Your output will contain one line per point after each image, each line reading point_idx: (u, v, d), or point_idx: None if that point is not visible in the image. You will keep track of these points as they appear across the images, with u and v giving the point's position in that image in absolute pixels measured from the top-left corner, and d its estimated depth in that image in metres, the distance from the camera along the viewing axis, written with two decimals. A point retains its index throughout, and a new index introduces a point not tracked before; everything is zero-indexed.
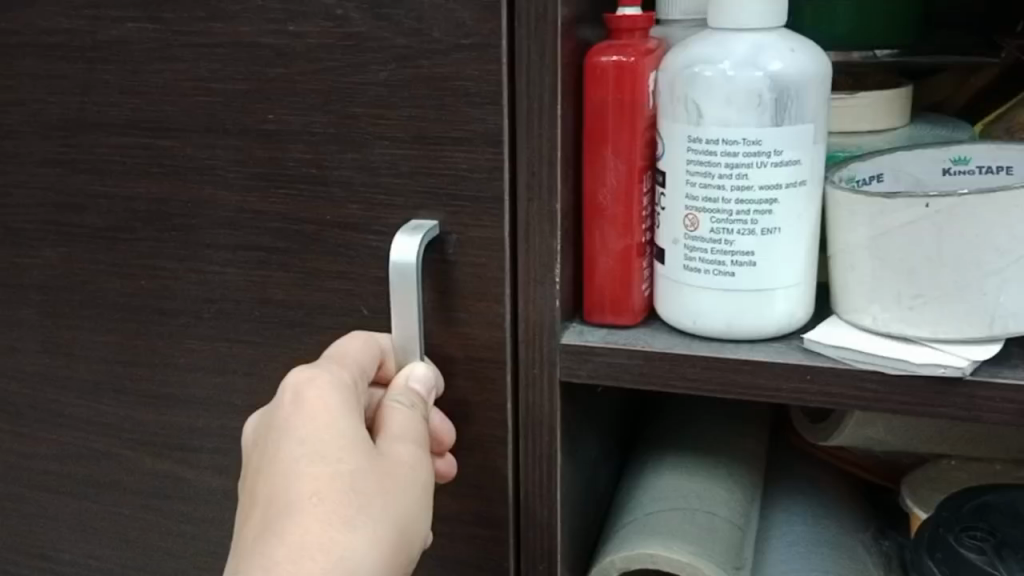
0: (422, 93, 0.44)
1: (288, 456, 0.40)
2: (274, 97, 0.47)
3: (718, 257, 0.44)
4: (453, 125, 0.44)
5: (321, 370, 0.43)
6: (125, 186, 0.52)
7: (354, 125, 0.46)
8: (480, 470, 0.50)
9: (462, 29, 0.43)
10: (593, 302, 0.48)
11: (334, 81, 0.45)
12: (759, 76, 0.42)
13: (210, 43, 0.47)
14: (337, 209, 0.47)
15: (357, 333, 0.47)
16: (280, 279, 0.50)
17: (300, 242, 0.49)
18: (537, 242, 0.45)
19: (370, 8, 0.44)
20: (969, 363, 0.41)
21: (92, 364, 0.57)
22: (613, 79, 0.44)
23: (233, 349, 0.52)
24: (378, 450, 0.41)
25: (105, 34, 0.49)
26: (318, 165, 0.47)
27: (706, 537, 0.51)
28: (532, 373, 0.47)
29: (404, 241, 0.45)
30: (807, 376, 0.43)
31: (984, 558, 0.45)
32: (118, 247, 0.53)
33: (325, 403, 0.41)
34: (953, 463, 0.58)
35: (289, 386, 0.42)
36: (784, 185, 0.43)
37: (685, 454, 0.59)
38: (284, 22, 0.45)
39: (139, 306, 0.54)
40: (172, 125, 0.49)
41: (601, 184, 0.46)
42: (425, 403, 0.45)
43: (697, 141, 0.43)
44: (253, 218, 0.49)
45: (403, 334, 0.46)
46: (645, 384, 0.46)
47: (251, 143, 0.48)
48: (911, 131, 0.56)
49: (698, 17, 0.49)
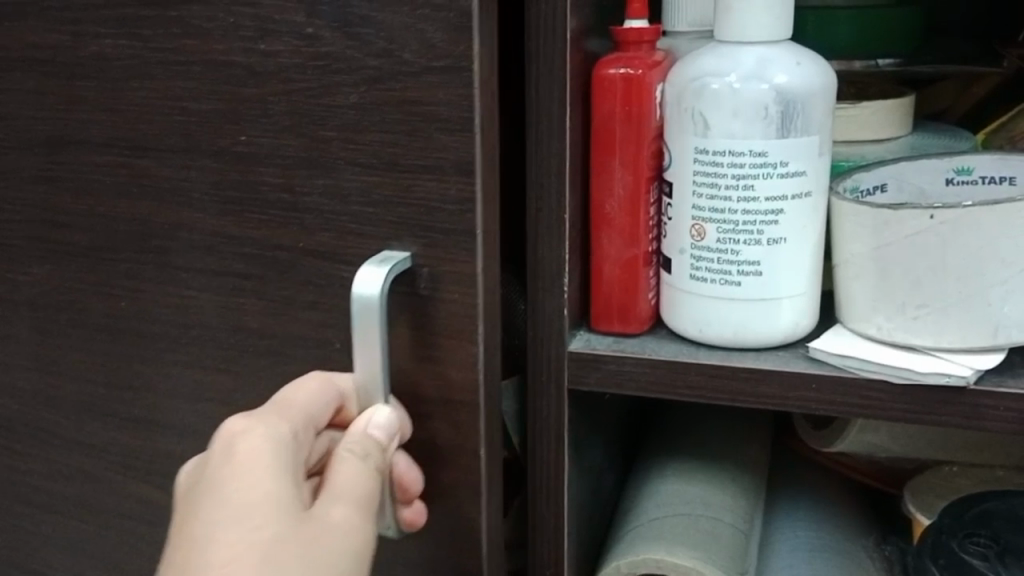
0: (392, 117, 0.42)
1: (207, 517, 0.38)
2: (246, 119, 0.45)
3: (725, 267, 0.45)
4: (424, 152, 0.42)
5: (258, 422, 0.41)
6: (106, 205, 0.50)
7: (325, 149, 0.44)
8: (453, 515, 0.47)
9: (432, 50, 0.40)
10: (600, 311, 0.48)
11: (306, 103, 0.43)
12: (765, 88, 0.43)
13: (184, 61, 0.45)
14: (309, 237, 0.45)
15: (317, 375, 0.45)
16: (253, 307, 0.48)
17: (274, 269, 0.47)
18: (545, 251, 0.46)
19: (340, 26, 0.42)
20: (973, 372, 0.42)
21: (78, 384, 0.55)
22: (621, 91, 0.45)
23: (210, 376, 0.50)
24: (313, 510, 0.39)
25: (86, 51, 0.48)
26: (290, 189, 0.45)
27: (711, 543, 0.52)
28: (540, 381, 0.48)
29: (370, 272, 0.42)
30: (812, 385, 0.44)
31: (988, 564, 0.45)
32: (99, 267, 0.52)
33: (254, 458, 0.39)
34: (955, 470, 0.58)
35: (222, 435, 0.41)
36: (789, 196, 0.44)
37: (693, 460, 0.59)
38: (256, 40, 0.43)
39: (120, 328, 0.52)
40: (149, 144, 0.48)
41: (608, 195, 0.47)
42: (383, 450, 0.42)
43: (704, 152, 0.44)
44: (227, 242, 0.47)
45: (364, 375, 0.43)
46: (651, 392, 0.46)
47: (225, 164, 0.46)
48: (914, 140, 0.56)
49: (703, 29, 0.50)
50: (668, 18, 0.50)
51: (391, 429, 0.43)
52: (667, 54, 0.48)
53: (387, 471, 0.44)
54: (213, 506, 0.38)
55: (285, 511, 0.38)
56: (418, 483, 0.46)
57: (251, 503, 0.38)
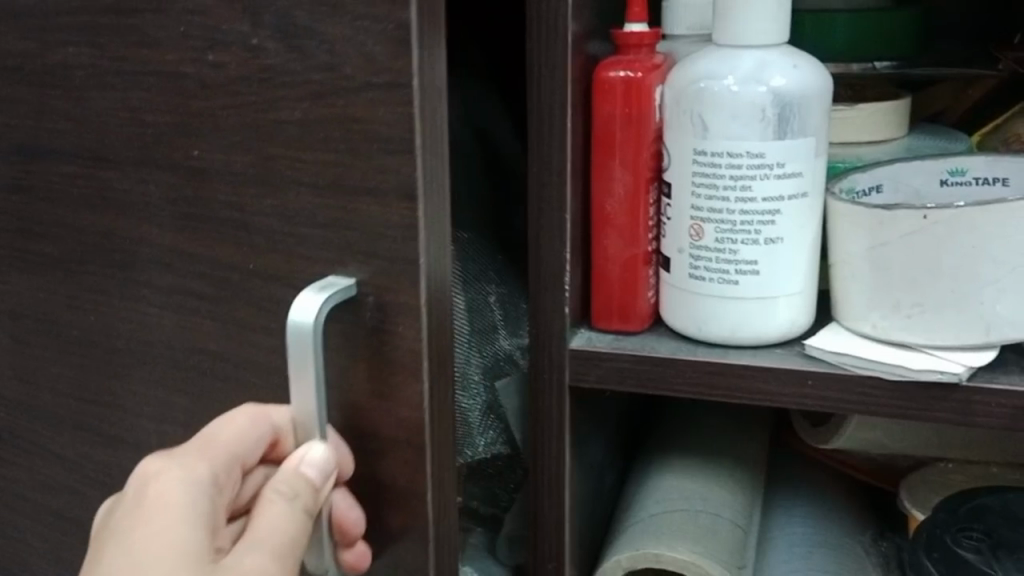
0: (336, 134, 0.38)
1: (109, 566, 0.35)
2: (197, 131, 0.41)
3: (723, 266, 0.46)
4: (367, 172, 0.37)
5: (175, 463, 0.38)
6: (73, 214, 0.48)
7: (274, 166, 0.40)
8: (397, 562, 0.43)
9: (373, 64, 0.36)
10: (600, 309, 0.49)
11: (254, 118, 0.40)
12: (762, 91, 0.44)
13: (141, 71, 0.42)
14: (260, 257, 0.42)
15: (249, 406, 0.41)
16: (209, 329, 0.45)
17: (228, 291, 0.43)
18: (547, 250, 0.47)
19: (283, 38, 0.38)
20: (965, 369, 0.43)
21: (53, 396, 0.53)
22: (622, 93, 0.46)
23: (172, 396, 0.47)
24: (227, 559, 0.36)
25: (52, 58, 0.45)
26: (242, 205, 0.41)
27: (711, 538, 0.53)
28: (541, 378, 0.49)
29: (307, 297, 0.38)
30: (809, 381, 0.45)
31: (981, 557, 0.46)
32: (71, 279, 0.49)
33: (165, 503, 0.37)
34: (951, 466, 0.59)
35: (137, 476, 0.38)
36: (786, 197, 0.45)
37: (694, 456, 0.60)
38: (204, 51, 0.40)
39: (91, 343, 0.50)
40: (109, 155, 0.45)
41: (609, 195, 0.47)
42: (316, 490, 0.39)
43: (703, 154, 0.45)
44: (185, 259, 0.44)
45: (298, 409, 0.39)
46: (652, 389, 0.47)
47: (181, 179, 0.43)
48: (910, 143, 0.57)
49: (704, 32, 0.50)
50: (669, 22, 0.51)
51: (327, 464, 0.39)
52: (666, 57, 0.49)
53: (319, 512, 0.40)
54: (115, 555, 0.36)
55: (191, 560, 0.35)
56: (359, 524, 0.42)
57: (156, 551, 0.35)
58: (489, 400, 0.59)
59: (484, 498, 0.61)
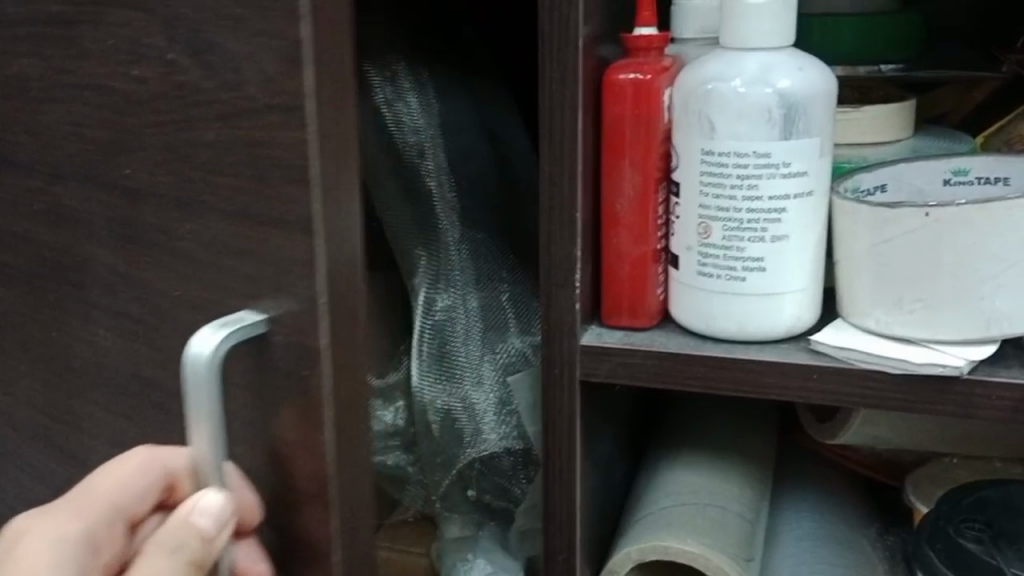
0: (242, 160, 0.38)
1: None
2: (128, 149, 0.41)
3: (730, 263, 0.47)
4: (270, 204, 0.37)
5: (50, 519, 0.41)
6: (27, 231, 0.48)
7: (193, 191, 0.40)
8: None
9: (269, 86, 0.36)
10: (610, 306, 0.50)
11: (173, 136, 0.39)
12: (769, 93, 0.45)
13: (80, 83, 0.42)
14: (182, 286, 0.41)
15: (142, 449, 0.42)
16: (147, 354, 0.44)
17: (158, 317, 0.43)
18: (558, 248, 0.48)
19: (194, 54, 0.38)
20: (967, 363, 0.44)
21: (18, 403, 0.52)
22: (631, 95, 0.47)
23: (121, 420, 0.47)
24: None
25: (4, 67, 0.45)
26: (175, 227, 0.41)
27: (719, 530, 0.54)
28: (552, 372, 0.50)
29: (207, 334, 0.38)
30: (814, 375, 0.46)
31: (982, 547, 0.47)
32: (34, 291, 0.49)
33: (32, 560, 0.39)
34: (956, 462, 0.60)
35: (12, 531, 0.41)
36: (792, 196, 0.46)
37: (702, 451, 0.61)
38: (129, 65, 0.40)
39: (50, 357, 0.49)
40: (57, 170, 0.45)
41: (619, 194, 0.49)
42: (206, 539, 0.39)
43: (710, 154, 0.46)
44: (122, 282, 0.44)
45: (196, 451, 0.39)
46: (660, 383, 0.48)
47: (117, 198, 0.43)
48: (915, 143, 0.58)
49: (712, 35, 0.52)
50: (678, 25, 0.53)
51: (230, 506, 0.39)
52: (675, 59, 0.50)
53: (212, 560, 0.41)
54: None
55: None
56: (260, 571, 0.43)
57: None
58: (502, 398, 0.63)
59: (495, 491, 0.65)
